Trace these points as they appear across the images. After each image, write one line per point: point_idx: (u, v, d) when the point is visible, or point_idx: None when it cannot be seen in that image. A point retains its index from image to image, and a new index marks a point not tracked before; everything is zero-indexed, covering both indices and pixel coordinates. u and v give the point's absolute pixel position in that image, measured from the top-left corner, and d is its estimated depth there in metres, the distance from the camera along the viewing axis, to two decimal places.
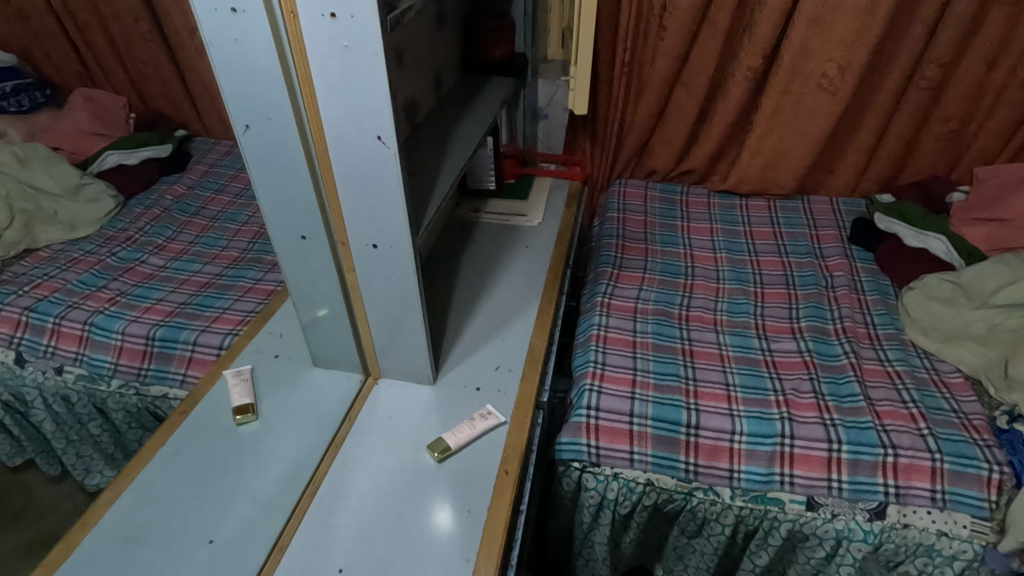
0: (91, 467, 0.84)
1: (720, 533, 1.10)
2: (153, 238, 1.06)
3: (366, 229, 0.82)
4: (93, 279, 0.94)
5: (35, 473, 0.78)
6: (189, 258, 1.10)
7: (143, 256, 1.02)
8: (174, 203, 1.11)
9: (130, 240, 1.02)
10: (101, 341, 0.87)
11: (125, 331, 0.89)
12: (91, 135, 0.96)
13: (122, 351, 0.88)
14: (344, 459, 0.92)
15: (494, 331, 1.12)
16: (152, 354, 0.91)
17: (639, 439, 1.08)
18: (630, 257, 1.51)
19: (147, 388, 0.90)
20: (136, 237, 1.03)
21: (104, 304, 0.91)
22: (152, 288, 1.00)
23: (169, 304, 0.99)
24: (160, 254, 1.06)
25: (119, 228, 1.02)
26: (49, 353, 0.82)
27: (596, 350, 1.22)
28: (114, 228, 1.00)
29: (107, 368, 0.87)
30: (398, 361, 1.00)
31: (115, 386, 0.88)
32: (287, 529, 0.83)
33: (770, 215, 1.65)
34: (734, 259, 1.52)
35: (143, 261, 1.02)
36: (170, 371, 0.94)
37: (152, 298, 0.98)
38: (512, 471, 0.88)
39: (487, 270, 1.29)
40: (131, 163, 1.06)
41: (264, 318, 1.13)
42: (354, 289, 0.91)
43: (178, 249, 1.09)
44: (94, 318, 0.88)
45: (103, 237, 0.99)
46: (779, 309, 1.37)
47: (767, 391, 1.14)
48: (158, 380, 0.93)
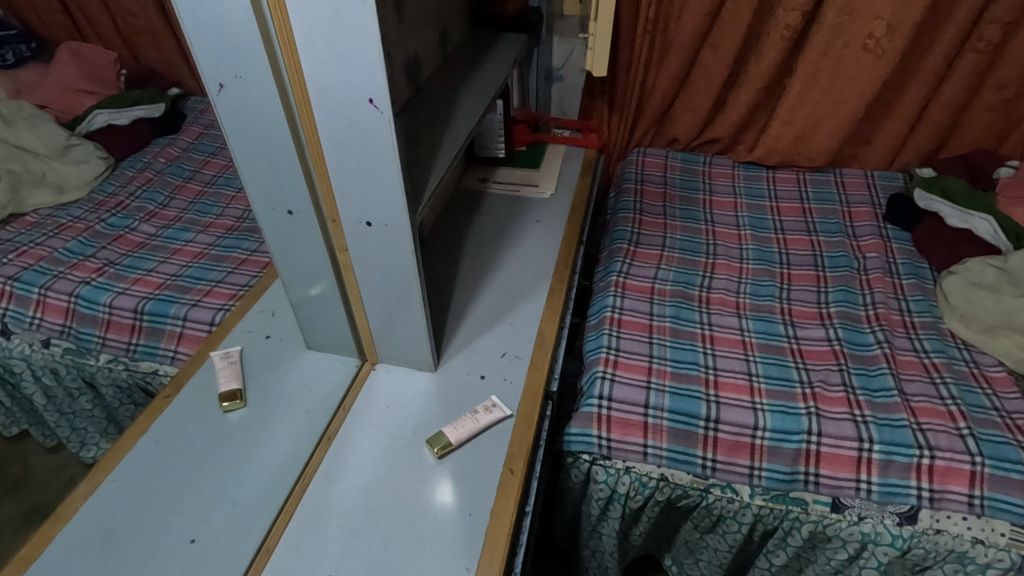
0: (87, 440, 0.82)
1: (735, 531, 1.04)
2: (144, 204, 1.15)
3: (360, 203, 0.73)
4: (82, 247, 1.01)
5: (32, 444, 0.76)
6: (180, 227, 1.16)
7: (132, 224, 1.11)
8: (166, 166, 1.20)
9: (121, 205, 1.11)
10: (88, 313, 0.88)
11: (112, 304, 0.91)
12: (77, 91, 1.03)
13: (111, 325, 0.90)
14: (338, 449, 0.85)
15: (501, 313, 1.05)
16: (141, 329, 0.91)
17: (654, 432, 1.01)
18: (647, 233, 1.41)
19: (136, 364, 0.89)
20: (127, 203, 1.12)
21: (91, 275, 0.96)
22: (143, 259, 1.06)
23: (159, 277, 1.03)
24: (151, 222, 1.14)
25: (110, 192, 1.10)
26: (35, 324, 0.84)
27: (610, 334, 1.14)
28: (104, 193, 1.09)
29: (95, 342, 0.87)
30: (396, 346, 0.93)
31: (104, 360, 0.87)
32: (275, 527, 0.76)
33: (799, 189, 1.54)
34: (759, 237, 1.42)
35: (132, 229, 1.10)
36: (160, 346, 0.93)
37: (142, 270, 1.04)
38: (517, 471, 0.81)
39: (495, 246, 1.21)
40: (120, 124, 1.14)
41: (255, 295, 1.07)
42: (348, 269, 0.82)
43: (169, 217, 1.17)
44: (79, 289, 0.90)
45: (92, 202, 1.08)
46: (806, 292, 1.28)
47: (793, 382, 1.06)
48: (148, 356, 0.92)
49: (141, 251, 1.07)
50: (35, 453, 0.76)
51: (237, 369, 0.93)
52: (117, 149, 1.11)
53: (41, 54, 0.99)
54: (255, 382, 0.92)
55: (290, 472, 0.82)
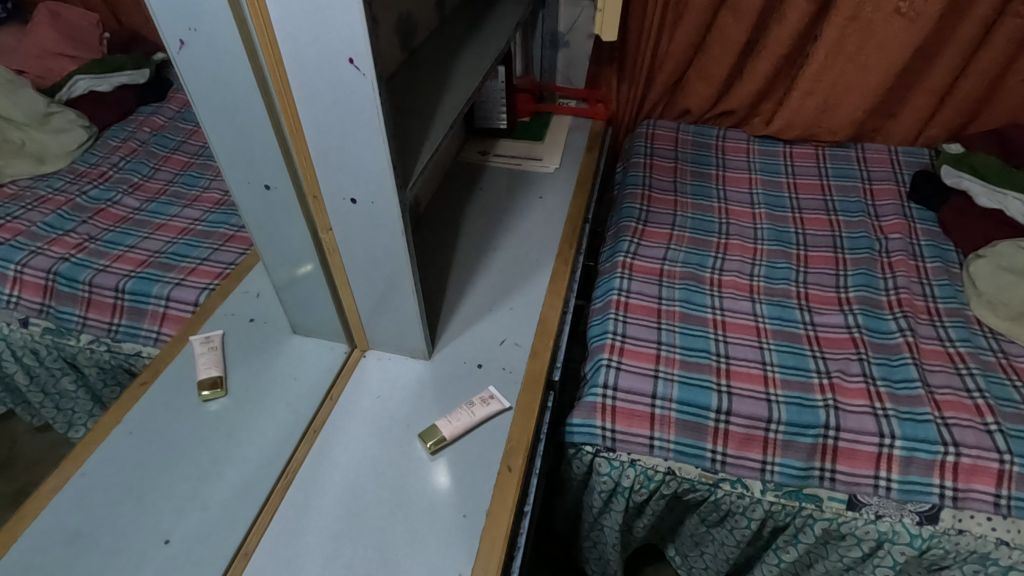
0: (75, 420, 0.75)
1: (744, 527, 0.99)
2: (129, 175, 1.07)
3: (345, 177, 0.66)
4: (61, 220, 0.93)
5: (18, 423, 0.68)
6: (166, 200, 1.11)
7: (115, 197, 1.04)
8: (151, 136, 1.09)
9: (104, 176, 1.02)
10: (67, 292, 0.78)
11: (92, 281, 0.81)
12: (58, 57, 0.89)
13: (92, 304, 0.81)
14: (325, 442, 0.79)
15: (500, 297, 0.98)
16: (122, 309, 0.83)
17: (662, 424, 0.95)
18: (657, 210, 1.34)
19: (119, 346, 0.82)
20: (110, 174, 1.03)
21: (70, 249, 0.93)
22: (125, 234, 1.02)
23: (141, 253, 1.02)
24: (135, 194, 1.07)
25: (92, 162, 0.99)
26: (12, 303, 0.74)
27: (615, 319, 1.08)
28: (86, 163, 0.98)
29: (76, 322, 0.79)
30: (387, 332, 0.87)
31: (85, 341, 0.79)
32: (255, 527, 0.70)
33: (818, 165, 1.46)
34: (775, 216, 1.34)
35: (115, 203, 1.03)
36: (143, 327, 0.86)
37: (124, 246, 1.00)
38: (515, 468, 0.75)
39: (495, 224, 1.14)
40: (104, 90, 1.01)
41: (239, 276, 0.98)
42: (333, 250, 0.76)
43: (155, 188, 1.10)
44: (59, 266, 0.78)
45: (75, 172, 0.97)
46: (824, 275, 1.21)
47: (810, 372, 1.01)
48: (130, 337, 0.84)
49: (123, 226, 1.02)
50: (25, 432, 0.69)
51: (217, 356, 0.87)
52: (102, 117, 1.01)
53: (18, 14, 0.85)
54: (237, 369, 0.86)
55: (273, 467, 0.76)
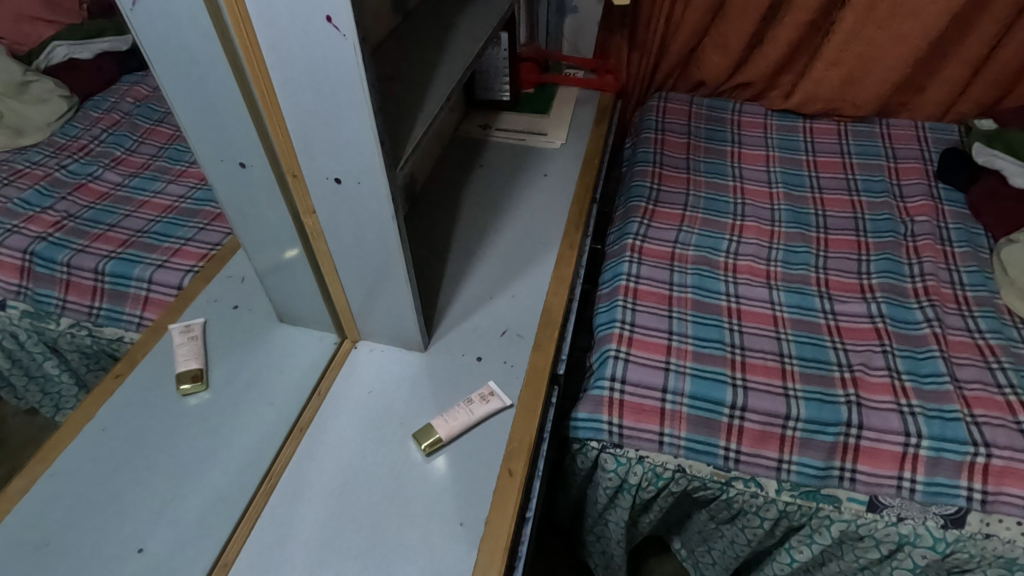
0: (61, 403, 0.79)
1: (756, 526, 0.94)
2: (111, 149, 1.04)
3: (328, 152, 0.60)
4: (39, 197, 0.92)
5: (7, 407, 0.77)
6: (151, 175, 1.02)
7: (96, 171, 1.00)
8: (135, 107, 1.06)
9: (84, 149, 1.02)
10: (45, 275, 0.84)
11: (71, 263, 0.85)
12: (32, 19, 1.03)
13: (71, 287, 0.84)
14: (312, 442, 0.73)
15: (502, 283, 0.92)
16: (103, 292, 0.85)
17: (672, 420, 0.90)
18: (668, 189, 1.27)
19: (101, 330, 0.84)
20: (91, 147, 1.02)
21: (47, 229, 0.88)
22: (106, 211, 0.95)
23: (122, 233, 0.93)
24: (117, 169, 1.03)
25: (73, 134, 1.02)
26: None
27: (624, 306, 1.02)
28: (66, 136, 1.01)
29: (54, 304, 0.83)
30: (380, 323, 0.81)
31: (65, 325, 0.83)
32: (236, 535, 0.65)
33: (840, 142, 1.37)
34: (793, 196, 1.27)
35: (95, 177, 0.99)
36: (125, 312, 0.86)
37: (105, 225, 0.93)
38: (517, 472, 0.70)
39: (496, 204, 1.07)
40: (85, 57, 1.07)
41: (223, 258, 0.93)
42: (318, 234, 0.69)
43: (138, 162, 1.04)
44: (36, 247, 0.85)
45: (53, 146, 1.00)
46: (845, 260, 1.14)
47: (830, 365, 0.94)
48: (113, 321, 0.85)
49: (103, 204, 0.96)
50: (13, 415, 0.77)
51: (198, 346, 0.81)
52: (81, 87, 1.06)
53: None
54: (219, 360, 0.81)
55: (256, 468, 0.71)
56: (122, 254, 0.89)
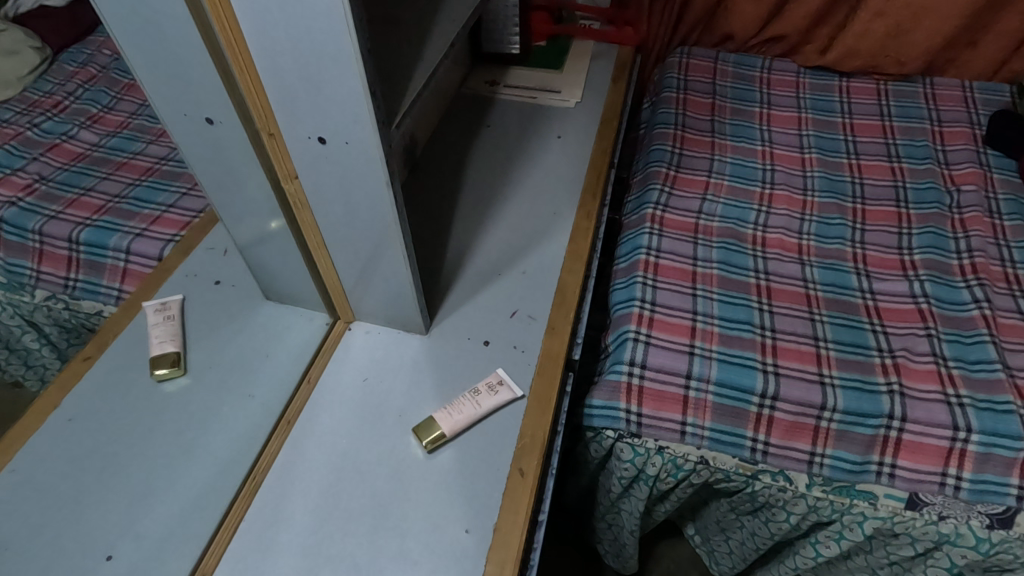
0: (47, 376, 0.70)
1: (782, 521, 0.88)
2: (88, 105, 0.93)
3: (311, 106, 0.50)
4: (10, 157, 0.85)
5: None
6: (130, 134, 0.93)
7: (71, 130, 0.92)
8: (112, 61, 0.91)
9: (59, 106, 0.93)
10: (17, 243, 0.78)
11: (43, 229, 0.79)
12: None
13: (44, 257, 0.78)
14: (301, 435, 0.66)
15: (512, 258, 0.83)
16: (78, 261, 0.78)
17: (696, 408, 0.83)
18: (691, 153, 1.16)
19: (78, 304, 0.77)
20: (66, 104, 0.93)
21: (17, 193, 0.81)
22: (81, 173, 0.88)
23: (98, 197, 0.86)
24: (95, 128, 0.93)
25: (46, 90, 0.93)
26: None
27: (644, 283, 0.93)
28: (39, 91, 0.93)
29: (28, 275, 0.76)
30: (376, 303, 0.72)
31: (41, 297, 0.76)
32: (215, 542, 0.58)
33: (879, 103, 1.26)
34: (827, 162, 1.16)
35: (70, 137, 0.91)
36: (103, 285, 0.79)
37: (79, 187, 0.85)
38: (529, 472, 0.62)
39: (504, 169, 0.97)
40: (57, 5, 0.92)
41: (204, 229, 0.84)
42: (302, 202, 0.60)
43: (117, 120, 0.94)
44: (4, 213, 0.79)
45: (25, 102, 0.90)
46: (884, 234, 1.04)
47: (869, 350, 0.86)
48: (90, 294, 0.78)
49: (78, 165, 0.88)
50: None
51: (174, 328, 0.73)
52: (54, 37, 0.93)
53: None
54: (199, 343, 0.73)
55: (240, 464, 0.64)
56: (98, 221, 0.81)
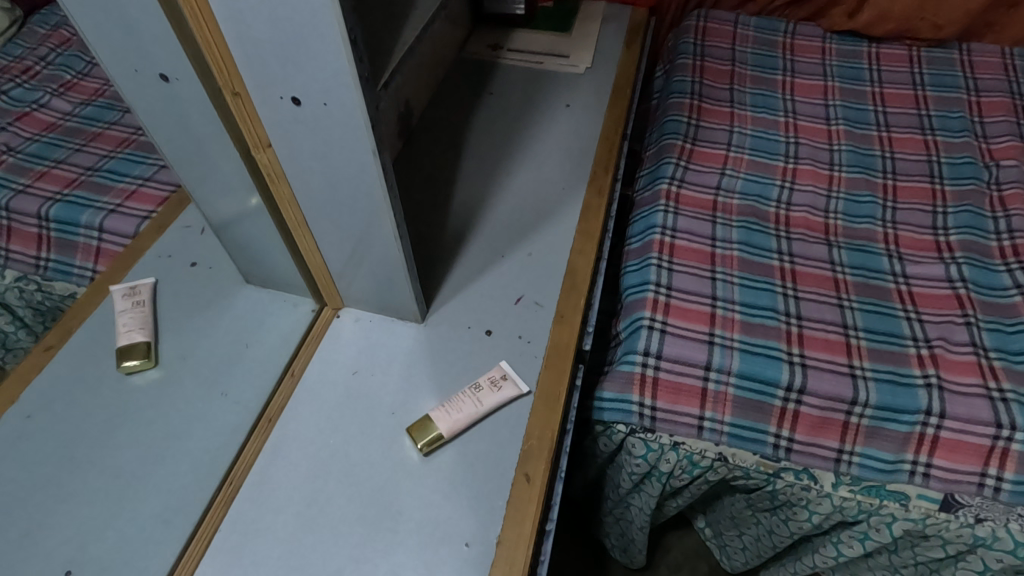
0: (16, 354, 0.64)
1: (803, 520, 0.83)
2: (61, 72, 0.85)
3: (281, 59, 0.42)
4: None
5: None
6: (104, 102, 0.82)
7: (41, 97, 0.84)
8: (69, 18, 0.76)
9: (31, 73, 0.85)
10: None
11: (13, 207, 0.73)
12: None
13: (13, 235, 0.71)
14: (284, 436, 0.59)
15: (516, 238, 0.76)
16: (49, 240, 0.72)
17: (715, 402, 0.76)
18: (709, 125, 1.08)
19: (51, 285, 0.70)
20: (39, 70, 0.85)
21: None
22: (52, 145, 0.81)
23: (72, 169, 0.79)
24: (69, 96, 0.84)
25: (17, 56, 0.85)
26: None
27: (659, 265, 0.86)
28: (7, 56, 0.84)
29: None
30: (366, 288, 0.65)
31: (8, 279, 0.69)
32: (185, 558, 0.52)
33: (912, 70, 1.17)
34: (856, 134, 1.08)
35: (42, 106, 0.84)
36: (75, 265, 0.71)
37: (49, 160, 0.79)
38: (536, 478, 0.56)
39: (508, 140, 0.89)
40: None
41: (176, 209, 0.77)
42: (278, 174, 0.53)
43: (91, 88, 0.83)
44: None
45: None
46: (917, 213, 0.97)
47: (904, 340, 0.80)
48: (63, 275, 0.71)
49: (49, 136, 0.82)
50: None
51: (144, 315, 0.66)
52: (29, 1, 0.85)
53: None
54: (172, 332, 0.66)
55: (216, 467, 0.58)
56: (69, 197, 0.75)
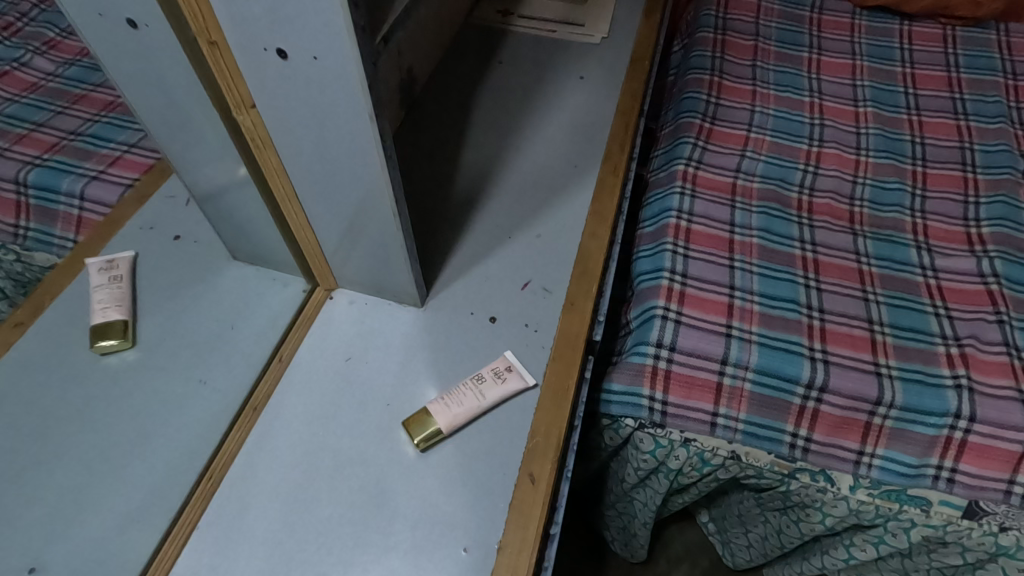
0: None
1: (816, 522, 0.79)
2: (46, 29, 0.79)
3: (263, 4, 0.37)
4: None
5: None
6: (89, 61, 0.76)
7: (23, 56, 0.78)
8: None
9: (13, 29, 0.80)
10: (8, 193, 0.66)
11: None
12: None
13: None
14: (270, 426, 0.55)
15: (525, 218, 0.71)
16: (29, 208, 0.66)
17: (730, 398, 0.72)
18: (729, 103, 1.02)
19: (32, 256, 0.65)
20: (22, 28, 0.80)
21: None
22: (33, 106, 0.75)
23: (53, 133, 0.74)
24: (53, 54, 0.78)
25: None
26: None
27: (674, 251, 0.81)
28: None
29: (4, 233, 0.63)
30: (362, 268, 0.60)
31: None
32: (159, 557, 0.48)
33: (945, 51, 1.10)
34: (884, 118, 1.02)
35: (22, 64, 0.78)
36: (56, 233, 0.66)
37: (29, 122, 0.73)
38: (541, 480, 0.52)
39: (518, 112, 0.83)
40: None
41: (156, 179, 0.72)
42: (264, 139, 0.48)
43: (76, 46, 0.76)
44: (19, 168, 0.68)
45: None
46: (948, 203, 0.91)
47: (932, 337, 0.75)
48: (43, 245, 0.65)
49: (31, 96, 0.75)
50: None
51: (122, 291, 0.62)
52: None
53: None
54: (153, 310, 0.62)
55: (197, 457, 0.54)
56: (49, 160, 0.70)
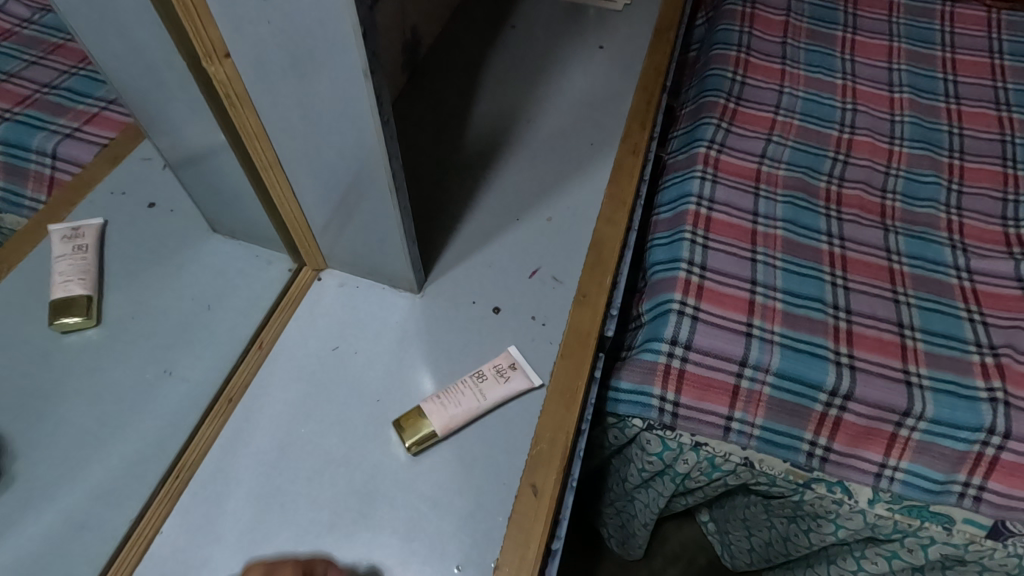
0: None
1: (828, 533, 0.75)
2: None
3: None
4: None
5: None
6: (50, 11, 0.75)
7: None
8: None
9: None
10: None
11: None
12: None
13: None
14: (246, 419, 0.50)
15: (534, 199, 0.65)
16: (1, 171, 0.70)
17: (747, 402, 0.67)
18: (756, 83, 0.95)
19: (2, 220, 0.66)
20: None
21: None
22: (9, 55, 0.79)
23: (27, 86, 0.78)
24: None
25: None
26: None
27: (693, 240, 0.75)
28: None
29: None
30: (355, 249, 0.54)
31: None
32: (117, 562, 0.43)
33: (989, 36, 1.02)
34: (920, 105, 0.95)
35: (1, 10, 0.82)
36: (27, 195, 0.67)
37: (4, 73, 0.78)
38: (544, 491, 0.47)
39: (530, 82, 0.76)
40: None
41: (126, 143, 0.65)
42: (241, 94, 0.41)
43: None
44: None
45: None
46: (986, 199, 0.85)
47: (966, 345, 0.70)
48: (14, 207, 0.66)
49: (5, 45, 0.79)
50: None
51: (84, 262, 0.57)
52: None
53: None
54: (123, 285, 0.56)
55: (165, 450, 0.49)
56: (19, 115, 0.74)
